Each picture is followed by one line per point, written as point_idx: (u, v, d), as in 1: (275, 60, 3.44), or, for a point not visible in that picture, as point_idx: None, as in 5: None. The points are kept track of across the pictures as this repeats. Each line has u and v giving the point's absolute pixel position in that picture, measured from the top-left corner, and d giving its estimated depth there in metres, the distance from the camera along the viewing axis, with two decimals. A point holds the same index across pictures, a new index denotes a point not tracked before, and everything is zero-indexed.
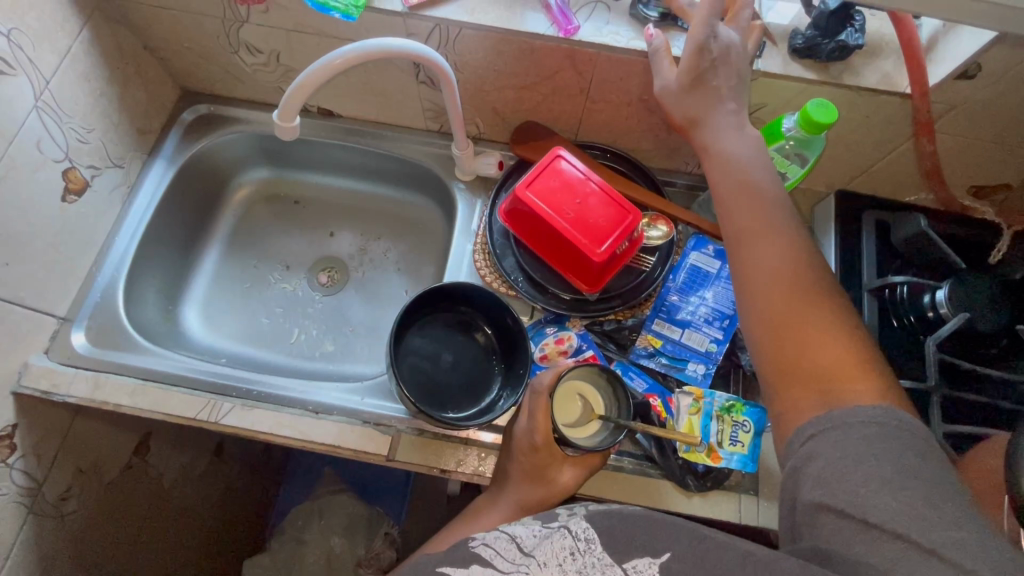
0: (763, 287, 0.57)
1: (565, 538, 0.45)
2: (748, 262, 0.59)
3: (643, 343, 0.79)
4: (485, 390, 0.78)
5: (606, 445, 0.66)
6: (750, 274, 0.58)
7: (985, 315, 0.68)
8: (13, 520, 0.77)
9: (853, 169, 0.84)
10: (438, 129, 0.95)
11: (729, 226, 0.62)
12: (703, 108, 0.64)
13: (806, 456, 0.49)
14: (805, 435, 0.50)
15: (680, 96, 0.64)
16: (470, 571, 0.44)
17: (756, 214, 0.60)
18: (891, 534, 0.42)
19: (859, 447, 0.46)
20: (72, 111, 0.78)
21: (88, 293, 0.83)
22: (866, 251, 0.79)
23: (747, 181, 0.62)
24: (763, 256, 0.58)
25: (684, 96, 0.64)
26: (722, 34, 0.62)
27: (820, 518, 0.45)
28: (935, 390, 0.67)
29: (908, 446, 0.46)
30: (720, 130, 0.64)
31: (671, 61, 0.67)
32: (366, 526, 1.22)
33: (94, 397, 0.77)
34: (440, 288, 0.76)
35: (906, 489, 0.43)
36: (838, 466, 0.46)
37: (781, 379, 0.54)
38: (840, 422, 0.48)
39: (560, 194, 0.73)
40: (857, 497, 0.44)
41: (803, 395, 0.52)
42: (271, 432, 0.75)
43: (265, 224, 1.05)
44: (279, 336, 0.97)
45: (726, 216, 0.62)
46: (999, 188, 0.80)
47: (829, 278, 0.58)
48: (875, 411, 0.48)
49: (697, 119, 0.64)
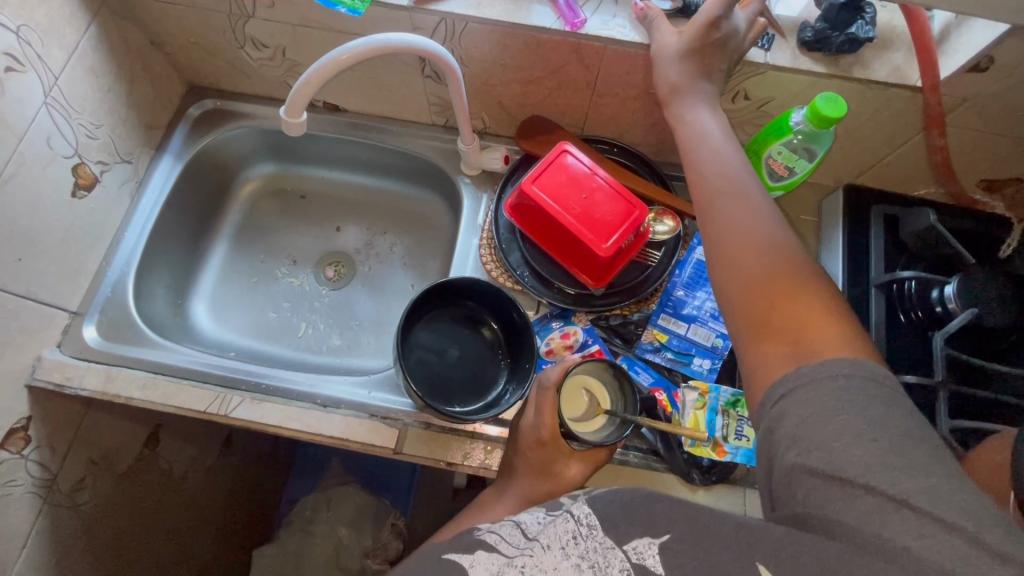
0: (742, 254, 0.55)
1: (567, 521, 0.45)
2: (716, 225, 0.58)
3: (649, 338, 0.79)
4: (491, 385, 0.79)
5: (611, 438, 0.67)
6: (720, 234, 0.57)
7: (992, 308, 0.68)
8: (28, 509, 0.79)
9: (862, 163, 0.83)
10: (444, 124, 0.95)
11: (699, 190, 0.61)
12: (681, 84, 0.65)
13: (778, 416, 0.47)
14: (776, 395, 0.48)
15: (676, 57, 0.65)
16: (476, 556, 0.45)
17: (726, 180, 0.60)
18: (863, 488, 0.41)
19: (830, 403, 0.45)
20: (82, 107, 0.78)
21: (99, 288, 0.84)
22: (875, 247, 0.78)
23: (717, 151, 0.62)
24: (730, 219, 0.57)
25: (673, 60, 0.65)
26: (732, 15, 0.63)
27: (796, 479, 0.44)
28: (942, 385, 0.66)
29: (880, 394, 0.45)
30: (695, 104, 0.65)
31: (669, 26, 0.67)
32: (374, 518, 1.24)
33: (106, 390, 0.78)
34: (446, 283, 0.76)
35: (877, 441, 0.42)
36: (809, 422, 0.45)
37: (756, 339, 0.52)
38: (808, 378, 0.46)
39: (565, 188, 0.73)
40: (829, 451, 0.43)
41: (774, 349, 0.50)
42: (279, 425, 0.76)
43: (273, 219, 1.05)
44: (286, 330, 0.98)
45: (696, 181, 0.62)
46: (1010, 182, 0.80)
47: (789, 239, 0.56)
48: (843, 362, 0.46)
49: (679, 87, 0.65)
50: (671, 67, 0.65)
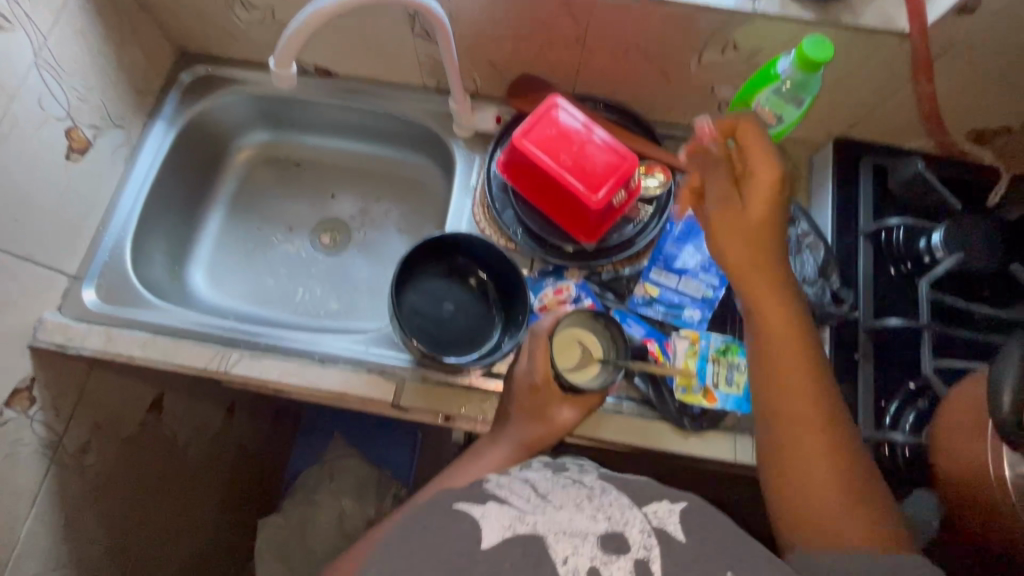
0: (801, 443, 0.57)
1: (581, 490, 0.50)
2: (782, 412, 0.59)
3: (641, 292, 0.80)
4: (487, 333, 0.81)
5: (602, 381, 0.70)
6: (781, 420, 0.59)
7: (979, 255, 0.69)
8: (36, 468, 0.80)
9: (852, 116, 0.83)
10: (435, 86, 0.94)
11: (771, 376, 0.61)
12: (753, 255, 0.63)
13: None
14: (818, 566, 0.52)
15: (748, 227, 0.63)
16: (488, 508, 0.47)
17: (794, 367, 0.60)
18: None
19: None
20: (72, 69, 0.78)
21: (96, 252, 0.85)
22: (864, 197, 0.79)
23: (789, 331, 0.61)
24: (794, 406, 0.59)
25: (733, 243, 0.63)
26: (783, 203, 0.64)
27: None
28: (927, 326, 0.67)
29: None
30: (766, 287, 0.63)
31: (710, 189, 0.66)
32: (377, 488, 1.27)
33: (107, 349, 0.79)
34: (432, 240, 0.78)
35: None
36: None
37: (797, 524, 0.55)
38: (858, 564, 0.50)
39: (556, 142, 0.73)
40: None
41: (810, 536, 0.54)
42: (277, 379, 0.78)
43: (268, 188, 1.06)
44: (284, 296, 0.99)
45: (770, 363, 0.61)
46: (1000, 132, 0.79)
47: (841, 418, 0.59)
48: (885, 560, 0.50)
49: (743, 267, 0.63)
50: (737, 235, 0.63)
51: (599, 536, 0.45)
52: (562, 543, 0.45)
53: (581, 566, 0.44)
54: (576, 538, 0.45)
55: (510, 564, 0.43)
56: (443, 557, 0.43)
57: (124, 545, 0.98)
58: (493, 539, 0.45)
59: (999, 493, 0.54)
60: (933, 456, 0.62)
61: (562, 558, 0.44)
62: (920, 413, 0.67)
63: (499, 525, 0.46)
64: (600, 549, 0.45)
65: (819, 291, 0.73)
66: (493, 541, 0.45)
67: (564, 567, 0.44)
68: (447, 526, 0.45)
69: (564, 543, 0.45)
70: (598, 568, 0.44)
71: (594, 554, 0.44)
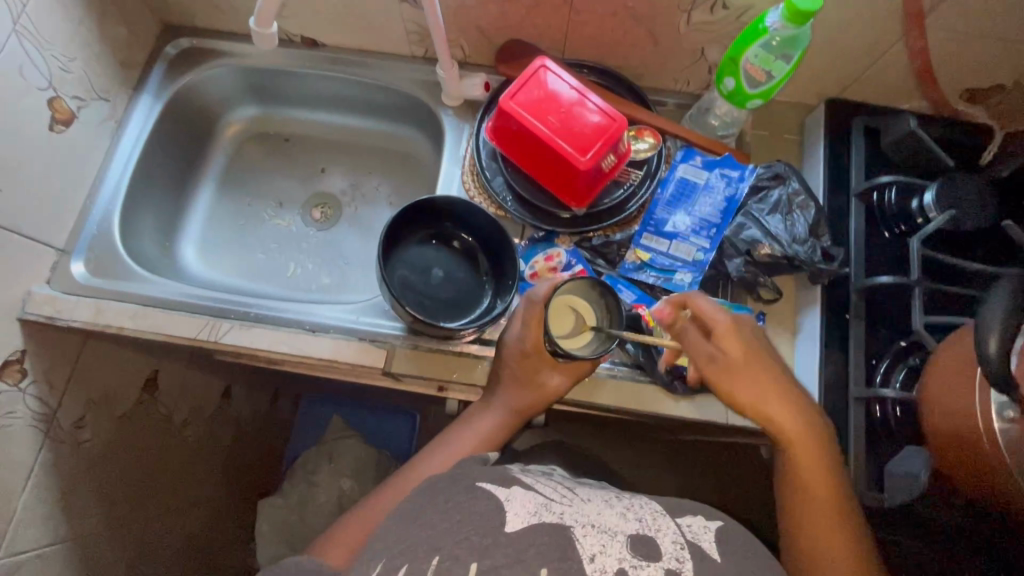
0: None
1: (608, 495, 0.55)
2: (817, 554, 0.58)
3: (632, 258, 0.79)
4: (477, 298, 0.82)
5: (589, 352, 0.70)
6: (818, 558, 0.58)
7: (970, 214, 0.69)
8: (30, 440, 0.78)
9: (845, 77, 0.81)
10: (423, 55, 0.93)
11: (802, 515, 0.60)
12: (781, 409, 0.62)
13: None
14: None
15: (753, 380, 0.62)
16: (513, 490, 0.52)
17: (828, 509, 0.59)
18: None
19: None
20: (52, 39, 0.78)
21: (85, 225, 0.85)
22: (856, 157, 0.78)
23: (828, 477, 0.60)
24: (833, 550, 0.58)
25: (749, 387, 0.62)
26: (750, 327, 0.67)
27: None
28: (917, 283, 0.67)
29: None
30: (794, 427, 0.61)
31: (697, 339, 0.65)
32: (376, 469, 1.26)
33: (97, 321, 0.79)
34: (413, 205, 0.77)
35: None
36: None
37: None
38: None
39: (543, 103, 0.72)
40: None
41: None
42: (268, 347, 0.78)
43: (257, 163, 1.05)
44: (276, 270, 0.98)
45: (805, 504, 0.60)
46: (994, 90, 0.77)
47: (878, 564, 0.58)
48: None
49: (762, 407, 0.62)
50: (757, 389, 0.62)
51: (628, 537, 0.49)
52: (589, 539, 0.48)
53: (608, 566, 0.47)
54: (604, 536, 0.49)
55: (533, 551, 0.47)
56: (464, 535, 0.47)
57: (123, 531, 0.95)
58: (518, 524, 0.48)
59: (987, 444, 0.54)
60: (922, 410, 0.61)
61: (589, 555, 0.47)
62: (911, 370, 0.68)
63: (526, 511, 0.50)
64: (629, 552, 0.48)
65: (809, 250, 0.73)
66: (517, 526, 0.48)
67: (591, 565, 0.46)
68: (471, 504, 0.50)
69: (592, 539, 0.48)
70: (626, 569, 0.46)
71: (623, 556, 0.47)
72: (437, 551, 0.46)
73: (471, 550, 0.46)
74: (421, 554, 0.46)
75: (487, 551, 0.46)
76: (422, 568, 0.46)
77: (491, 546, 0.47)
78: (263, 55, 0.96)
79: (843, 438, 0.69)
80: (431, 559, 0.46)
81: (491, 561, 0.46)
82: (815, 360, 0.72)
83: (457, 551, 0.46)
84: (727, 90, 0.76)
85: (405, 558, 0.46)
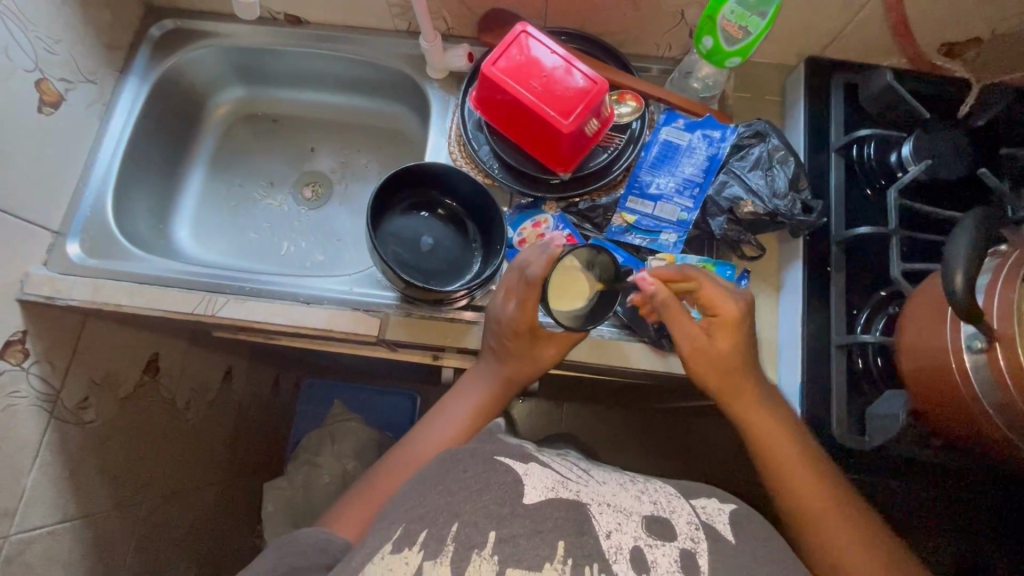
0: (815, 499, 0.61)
1: (621, 478, 0.58)
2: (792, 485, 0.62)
3: (619, 221, 0.80)
4: (467, 263, 0.84)
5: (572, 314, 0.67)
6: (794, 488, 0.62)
7: (949, 164, 0.70)
8: (36, 423, 0.79)
9: (823, 38, 0.82)
10: (407, 29, 0.94)
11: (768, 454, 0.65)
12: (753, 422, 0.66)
13: None
14: None
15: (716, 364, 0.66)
16: (530, 466, 0.54)
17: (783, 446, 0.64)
18: None
19: None
20: (36, 20, 0.78)
21: (78, 208, 0.86)
22: (835, 114, 0.80)
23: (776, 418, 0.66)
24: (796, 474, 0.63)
25: (709, 368, 0.66)
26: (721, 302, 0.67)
27: None
28: (894, 233, 0.69)
29: None
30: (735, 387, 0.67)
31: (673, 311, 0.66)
32: (376, 448, 1.29)
33: (94, 299, 0.81)
34: (400, 173, 0.79)
35: None
36: None
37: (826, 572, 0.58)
38: None
39: (524, 69, 0.73)
40: None
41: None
42: (266, 320, 0.79)
43: (248, 144, 1.06)
44: (269, 249, 1.00)
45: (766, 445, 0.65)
46: (971, 44, 0.79)
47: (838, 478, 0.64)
48: None
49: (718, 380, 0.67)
50: (705, 373, 0.67)
51: (643, 517, 0.51)
52: (606, 517, 0.50)
53: (624, 543, 0.49)
54: (620, 515, 0.51)
55: (551, 522, 0.48)
56: (481, 503, 0.48)
57: (132, 509, 0.96)
58: (536, 496, 0.50)
59: (963, 389, 0.56)
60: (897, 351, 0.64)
61: (605, 532, 0.49)
62: (890, 318, 0.70)
63: (543, 487, 0.51)
64: (644, 531, 0.50)
65: (790, 204, 0.74)
66: (535, 499, 0.50)
67: (608, 542, 0.48)
68: (491, 474, 0.51)
69: (608, 517, 0.50)
70: (641, 547, 0.49)
71: (638, 535, 0.49)
72: (457, 519, 0.47)
73: (489, 519, 0.47)
74: (440, 520, 0.47)
75: (504, 520, 0.47)
76: (442, 533, 0.47)
77: (509, 515, 0.48)
78: (247, 33, 0.96)
79: (828, 386, 0.71)
80: (448, 526, 0.47)
81: (509, 530, 0.47)
82: (799, 311, 0.74)
83: (475, 518, 0.47)
84: (705, 49, 0.77)
85: (422, 525, 0.47)
